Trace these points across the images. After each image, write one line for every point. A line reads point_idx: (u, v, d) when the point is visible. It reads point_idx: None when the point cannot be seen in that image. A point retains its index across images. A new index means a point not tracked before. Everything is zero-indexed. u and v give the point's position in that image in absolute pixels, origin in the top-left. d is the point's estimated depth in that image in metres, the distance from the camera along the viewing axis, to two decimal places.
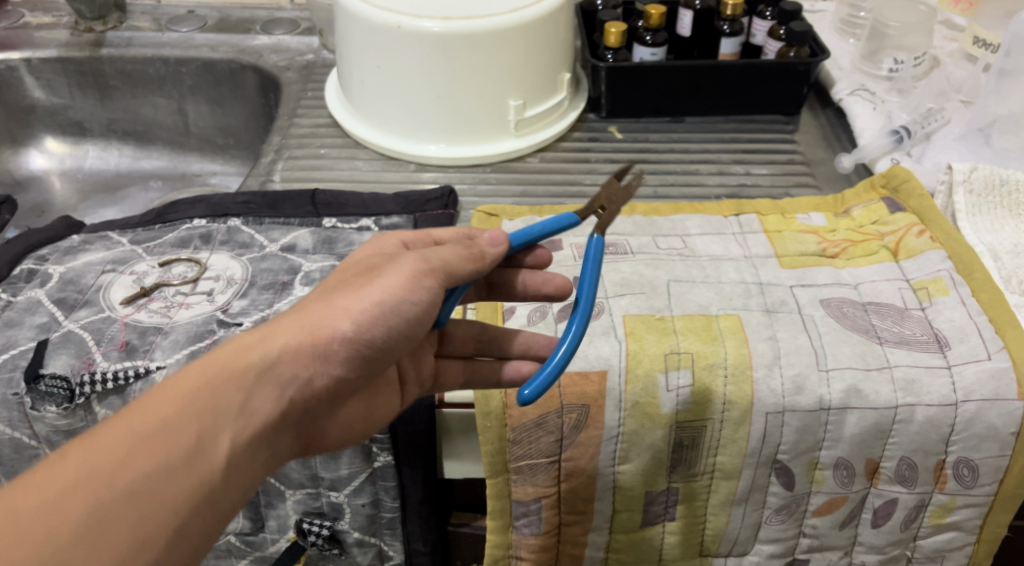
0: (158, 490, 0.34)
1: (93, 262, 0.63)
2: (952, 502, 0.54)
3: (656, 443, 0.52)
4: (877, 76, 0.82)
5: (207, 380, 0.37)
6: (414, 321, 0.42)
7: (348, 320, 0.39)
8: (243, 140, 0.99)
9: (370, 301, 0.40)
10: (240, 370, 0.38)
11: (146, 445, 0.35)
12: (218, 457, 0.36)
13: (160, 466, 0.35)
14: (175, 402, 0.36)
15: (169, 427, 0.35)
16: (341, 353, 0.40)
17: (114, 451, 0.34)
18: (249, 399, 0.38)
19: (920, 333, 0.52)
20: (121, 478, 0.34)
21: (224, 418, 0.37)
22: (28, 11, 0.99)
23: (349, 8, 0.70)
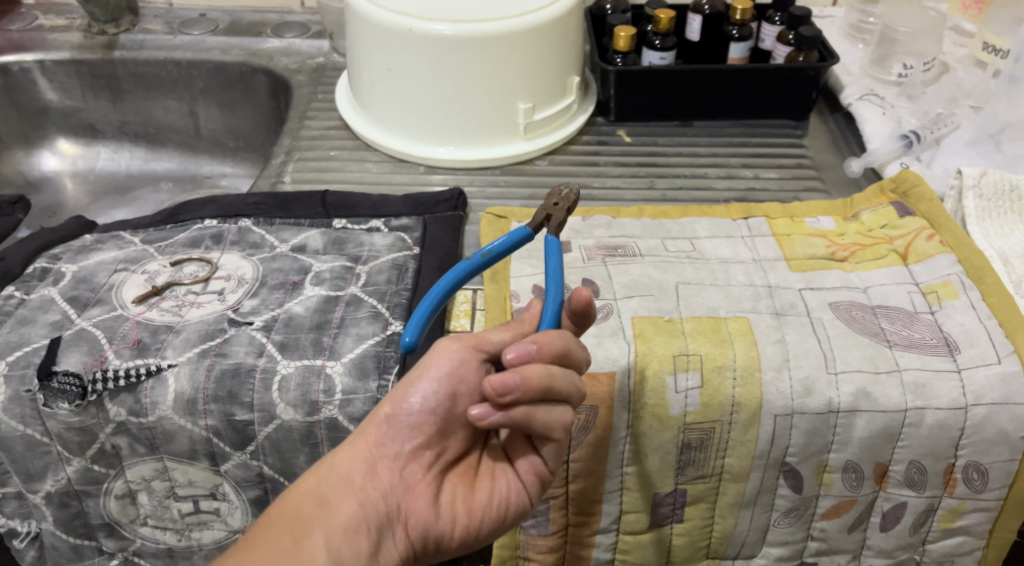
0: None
1: (106, 261, 0.64)
2: (962, 506, 0.54)
3: (665, 444, 0.53)
4: (886, 81, 0.83)
5: (294, 497, 0.41)
6: (451, 377, 0.41)
7: (386, 404, 0.42)
8: (254, 142, 1.00)
9: (399, 384, 0.43)
10: (317, 484, 0.42)
11: (251, 553, 0.39)
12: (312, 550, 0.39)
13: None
14: (272, 519, 0.41)
15: (270, 534, 0.40)
16: (391, 436, 0.42)
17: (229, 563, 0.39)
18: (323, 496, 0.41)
19: (930, 337, 0.52)
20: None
21: (309, 517, 0.40)
22: (42, 14, 1.01)
23: (360, 11, 0.71)
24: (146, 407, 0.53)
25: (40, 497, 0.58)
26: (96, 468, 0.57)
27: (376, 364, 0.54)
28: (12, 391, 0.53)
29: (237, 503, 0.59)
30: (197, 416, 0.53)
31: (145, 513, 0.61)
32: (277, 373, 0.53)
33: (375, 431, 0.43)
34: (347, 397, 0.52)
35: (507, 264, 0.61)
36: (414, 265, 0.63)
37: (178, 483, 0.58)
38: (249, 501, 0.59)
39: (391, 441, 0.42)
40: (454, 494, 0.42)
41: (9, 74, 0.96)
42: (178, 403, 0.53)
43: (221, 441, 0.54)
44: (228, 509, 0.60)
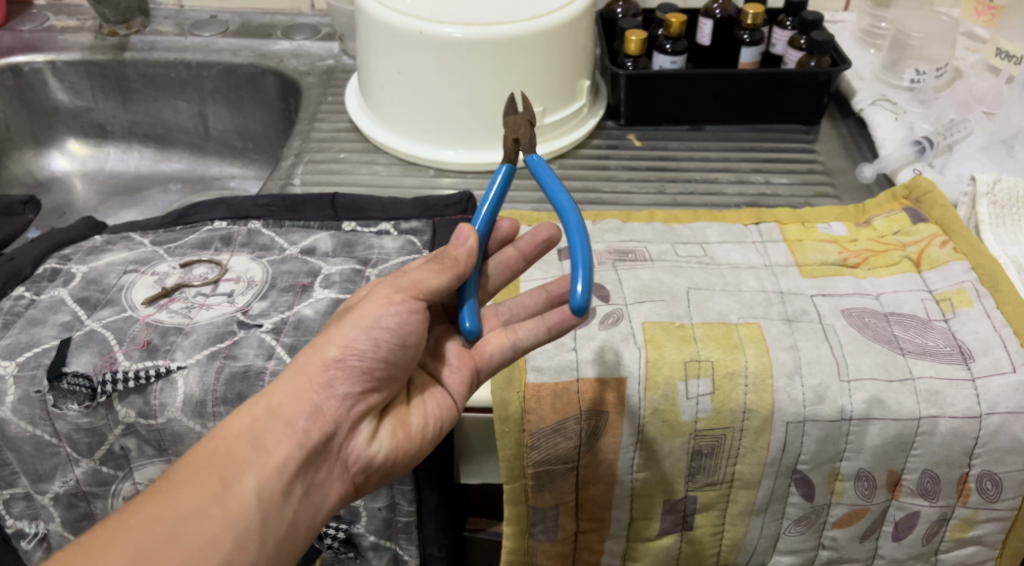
0: (194, 528, 0.40)
1: (116, 263, 0.64)
2: (975, 516, 0.53)
3: (675, 450, 0.52)
4: (898, 86, 0.82)
5: (225, 432, 0.43)
6: (400, 330, 0.46)
7: (332, 348, 0.44)
8: (263, 144, 1.00)
9: (349, 331, 0.45)
10: (249, 421, 0.43)
11: (181, 494, 0.41)
12: (245, 494, 0.41)
13: (194, 510, 0.40)
14: (201, 456, 0.42)
15: (197, 474, 0.41)
16: (335, 378, 0.44)
17: (157, 504, 0.40)
18: (258, 438, 0.43)
19: (944, 345, 0.52)
20: (161, 523, 0.40)
21: (242, 459, 0.42)
22: (53, 15, 1.01)
23: (371, 14, 0.71)
24: (155, 409, 0.53)
25: (48, 498, 0.58)
26: (105, 469, 0.57)
27: None
28: (22, 391, 0.53)
29: None
30: (206, 418, 0.53)
31: None
32: None
33: (318, 371, 0.44)
34: None
35: None
36: None
37: None
38: None
39: (336, 384, 0.44)
40: (390, 429, 0.47)
41: (20, 74, 0.96)
42: (187, 405, 0.53)
43: None
44: None
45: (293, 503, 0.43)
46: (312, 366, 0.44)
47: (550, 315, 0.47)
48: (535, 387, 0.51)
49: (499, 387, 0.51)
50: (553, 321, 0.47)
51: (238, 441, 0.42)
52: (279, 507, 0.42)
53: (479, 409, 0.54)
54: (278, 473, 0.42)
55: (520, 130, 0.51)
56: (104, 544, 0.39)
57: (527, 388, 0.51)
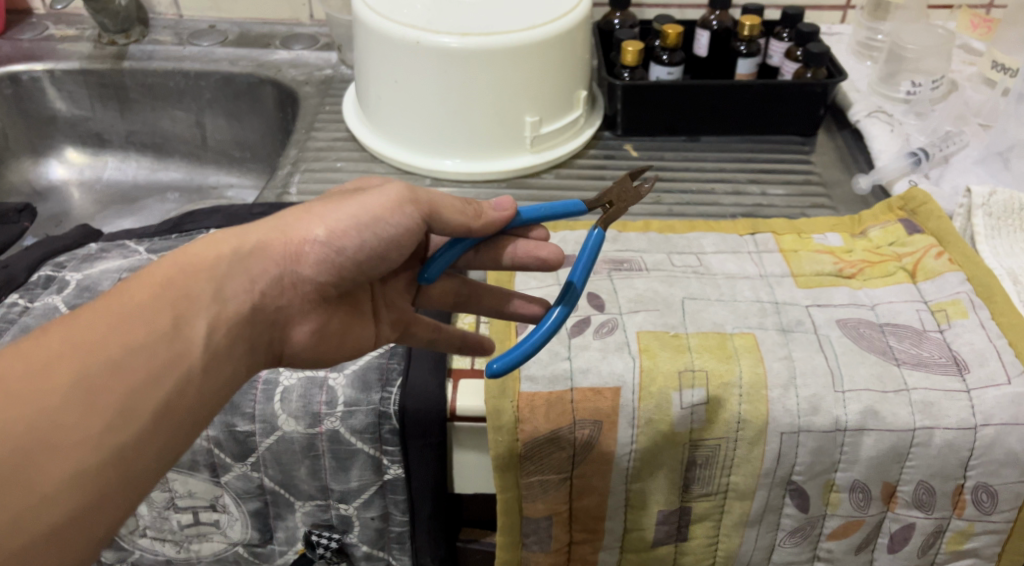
0: (143, 364, 0.35)
1: (110, 270, 0.64)
2: (970, 528, 0.53)
3: (669, 460, 0.52)
4: (895, 98, 0.82)
5: (185, 267, 0.38)
6: (390, 241, 0.42)
7: (318, 226, 0.41)
8: (261, 153, 1.00)
9: (342, 213, 0.41)
10: (216, 261, 0.39)
11: (130, 321, 0.35)
12: (197, 339, 0.37)
13: (145, 342, 0.35)
14: (155, 284, 0.37)
15: (148, 305, 0.36)
16: (311, 258, 0.41)
17: (98, 323, 0.35)
18: (222, 287, 0.39)
19: (939, 356, 0.51)
20: (107, 350, 0.34)
21: (201, 302, 0.38)
22: (52, 24, 1.01)
23: (368, 23, 0.71)
24: None
25: None
26: None
27: (379, 377, 0.53)
28: None
29: (237, 515, 0.58)
30: None
31: (145, 525, 0.59)
32: (279, 385, 0.53)
33: (297, 241, 0.41)
34: (349, 409, 0.52)
35: (512, 279, 0.60)
36: None
37: (177, 494, 0.57)
38: (249, 513, 0.58)
39: (310, 264, 0.41)
40: (335, 324, 0.45)
41: (18, 83, 0.96)
42: None
43: (221, 452, 0.54)
44: (228, 521, 0.59)
45: (237, 364, 0.39)
46: (291, 234, 0.41)
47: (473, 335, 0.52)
48: (529, 396, 0.51)
49: (492, 396, 0.51)
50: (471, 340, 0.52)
51: (199, 281, 0.38)
52: (224, 362, 0.38)
53: (472, 418, 0.52)
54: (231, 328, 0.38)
55: (621, 202, 0.50)
56: (39, 356, 0.33)
57: (521, 397, 0.51)
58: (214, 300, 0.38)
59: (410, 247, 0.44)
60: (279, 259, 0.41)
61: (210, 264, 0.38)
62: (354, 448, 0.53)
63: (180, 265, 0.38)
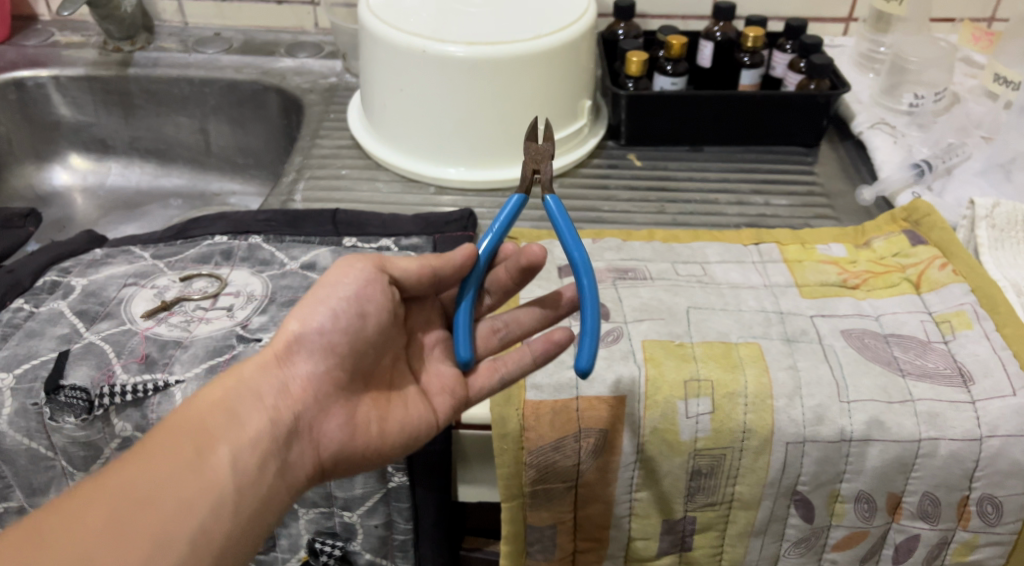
0: (171, 494, 0.37)
1: (115, 276, 0.64)
2: (975, 540, 0.53)
3: (674, 470, 0.52)
4: (897, 111, 0.83)
5: (197, 404, 0.42)
6: (359, 300, 0.46)
7: (295, 321, 0.45)
8: (264, 160, 1.01)
9: (319, 311, 0.45)
10: (220, 392, 0.42)
11: (153, 460, 0.38)
12: (220, 462, 0.40)
13: (171, 474, 0.38)
14: (172, 424, 0.40)
15: (166, 443, 0.39)
16: (304, 353, 0.45)
17: (123, 468, 0.37)
18: (232, 410, 0.42)
19: (943, 367, 0.52)
20: (137, 488, 0.37)
21: (218, 430, 0.41)
22: (58, 31, 1.02)
23: (374, 32, 0.72)
24: (152, 423, 0.53)
25: None
26: None
27: None
28: (18, 404, 0.53)
29: None
30: None
31: None
32: None
33: (283, 343, 0.45)
34: None
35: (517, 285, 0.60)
36: None
37: None
38: None
39: (303, 359, 0.45)
40: (366, 416, 0.46)
41: (23, 89, 0.97)
42: None
43: None
44: None
45: (268, 479, 0.41)
46: (278, 344, 0.45)
47: (535, 344, 0.48)
48: (534, 405, 0.51)
49: (497, 404, 0.51)
50: (538, 350, 0.48)
51: (210, 410, 0.41)
52: (253, 480, 0.40)
53: (477, 426, 0.53)
54: (252, 443, 0.41)
55: (542, 161, 0.53)
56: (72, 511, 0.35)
57: (526, 405, 0.51)
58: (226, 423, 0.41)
59: (387, 300, 0.47)
60: (275, 367, 0.44)
61: (215, 393, 0.42)
62: None
63: (191, 404, 0.42)
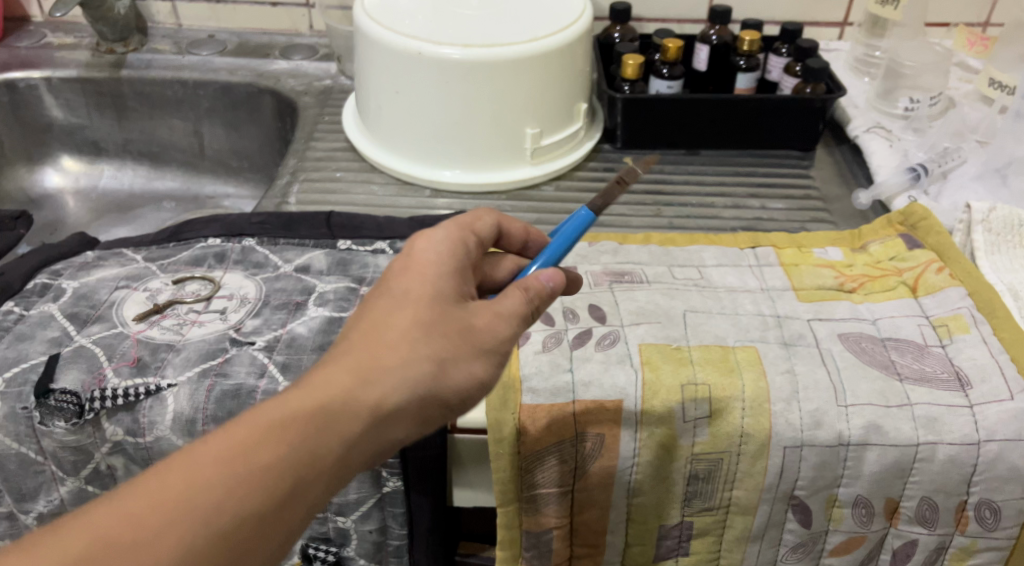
0: (246, 542, 0.33)
1: (107, 278, 0.63)
2: (973, 545, 0.52)
3: (671, 475, 0.52)
4: (892, 115, 0.83)
5: (310, 429, 0.34)
6: (491, 385, 0.39)
7: (451, 383, 0.37)
8: (259, 163, 1.00)
9: (468, 366, 0.37)
10: (345, 418, 0.35)
11: (245, 490, 0.33)
12: (305, 509, 0.34)
13: (256, 513, 0.33)
14: (275, 444, 0.33)
15: (266, 475, 0.33)
16: (434, 415, 0.37)
17: (207, 485, 0.32)
18: (348, 450, 0.35)
19: (941, 371, 0.51)
20: (213, 525, 0.32)
21: (320, 471, 0.34)
22: (50, 32, 1.01)
23: (370, 34, 0.71)
24: (143, 427, 0.52)
25: (32, 518, 0.57)
26: (90, 488, 0.56)
27: None
28: (8, 408, 0.52)
29: None
30: (196, 437, 0.52)
31: None
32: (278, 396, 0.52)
33: (426, 398, 0.36)
34: None
35: None
36: None
37: None
38: None
39: (427, 420, 0.38)
40: None
41: (15, 90, 0.96)
42: (176, 423, 0.52)
43: None
44: None
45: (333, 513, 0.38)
46: (415, 385, 0.36)
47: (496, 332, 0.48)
48: (530, 409, 0.50)
49: (493, 408, 0.50)
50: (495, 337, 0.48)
51: (329, 442, 0.34)
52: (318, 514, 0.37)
53: (472, 430, 0.52)
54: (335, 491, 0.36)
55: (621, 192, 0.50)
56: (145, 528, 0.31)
57: (522, 410, 0.50)
58: (335, 465, 0.35)
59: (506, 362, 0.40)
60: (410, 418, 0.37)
61: (342, 420, 0.35)
62: None
63: (310, 420, 0.34)
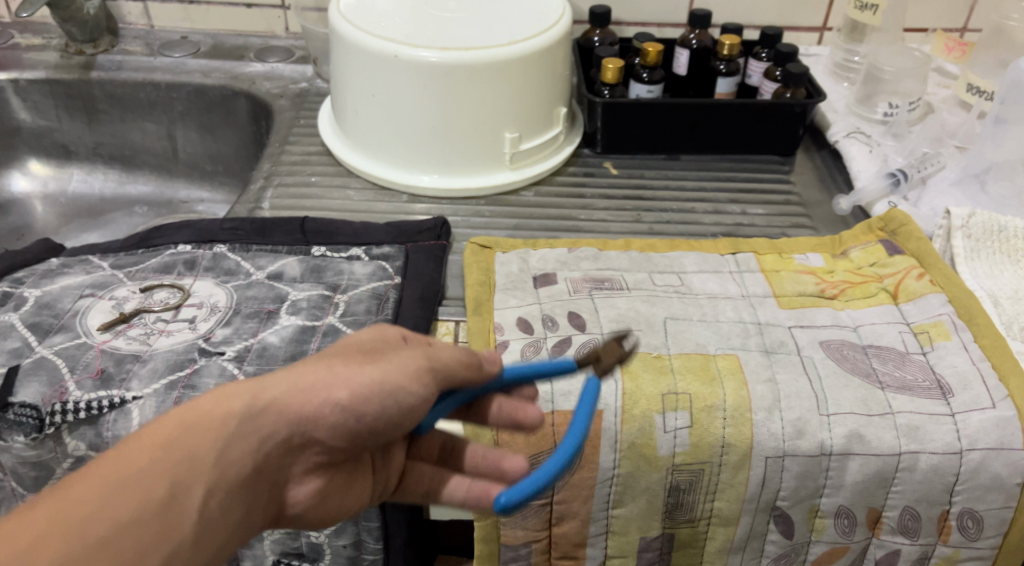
0: (120, 548, 0.30)
1: (71, 287, 0.61)
2: (955, 555, 0.52)
3: (652, 486, 0.51)
4: (872, 119, 0.83)
5: (192, 424, 0.33)
6: (412, 412, 0.36)
7: (342, 389, 0.35)
8: (233, 167, 0.98)
9: (364, 373, 0.35)
10: (224, 415, 0.34)
11: (121, 495, 0.31)
12: (190, 515, 0.32)
13: (128, 519, 0.31)
14: (155, 443, 0.33)
15: (141, 472, 0.32)
16: (336, 424, 0.35)
17: (84, 489, 0.31)
18: (229, 455, 0.33)
19: (923, 379, 0.51)
20: (82, 528, 0.30)
21: (202, 472, 0.33)
22: (18, 33, 0.98)
23: (345, 35, 0.70)
24: (106, 441, 0.50)
25: None
26: None
27: None
28: None
29: None
30: None
31: None
32: None
33: (312, 401, 0.35)
34: None
35: (491, 298, 0.58)
36: (395, 294, 0.61)
37: None
38: None
39: (323, 424, 0.35)
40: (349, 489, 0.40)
41: None
42: None
43: None
44: None
45: (236, 527, 0.34)
46: (298, 390, 0.35)
47: (473, 485, 0.41)
48: None
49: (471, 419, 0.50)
50: (471, 497, 0.41)
51: (201, 440, 0.33)
52: (219, 540, 0.34)
53: None
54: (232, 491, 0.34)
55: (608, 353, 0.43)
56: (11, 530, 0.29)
57: None
58: (214, 467, 0.33)
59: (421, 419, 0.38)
60: (299, 419, 0.35)
61: (216, 418, 0.34)
62: None
63: (187, 419, 0.34)
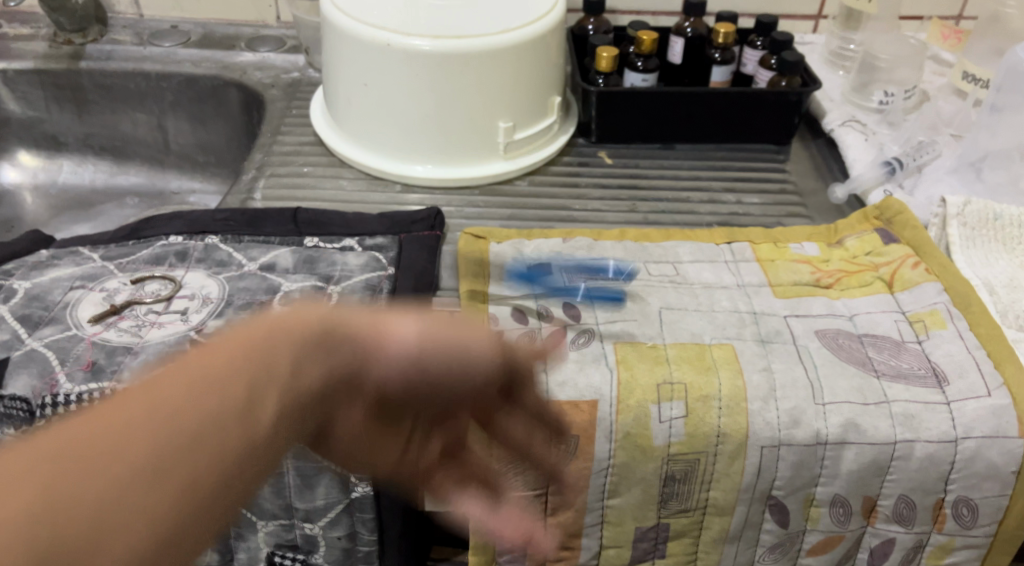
0: (198, 452, 0.26)
1: (61, 279, 0.61)
2: (950, 543, 0.52)
3: (648, 476, 0.50)
4: (867, 108, 0.82)
5: (253, 344, 0.31)
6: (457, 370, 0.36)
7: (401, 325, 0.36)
8: (225, 158, 0.97)
9: (403, 324, 0.36)
10: (288, 337, 0.32)
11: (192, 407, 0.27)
12: (263, 431, 0.29)
13: (205, 424, 0.27)
14: (221, 360, 0.29)
15: (208, 384, 0.28)
16: (394, 362, 0.35)
17: (143, 404, 0.26)
18: (302, 375, 0.31)
19: (918, 368, 0.51)
20: (160, 423, 0.26)
21: (275, 382, 0.30)
22: (5, 22, 0.97)
23: (337, 23, 0.69)
24: None
25: None
26: None
27: None
28: None
29: None
30: None
31: None
32: None
33: (373, 327, 0.35)
34: None
35: (485, 289, 0.58)
36: (388, 286, 0.60)
37: None
38: None
39: (382, 352, 0.35)
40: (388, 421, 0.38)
41: None
42: None
43: None
44: None
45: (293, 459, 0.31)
46: (357, 323, 0.34)
47: None
48: None
49: None
50: None
51: (272, 355, 0.30)
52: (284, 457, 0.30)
53: None
54: (261, 450, 0.29)
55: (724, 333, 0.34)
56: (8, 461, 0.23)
57: None
58: (290, 380, 0.31)
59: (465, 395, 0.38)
60: (361, 345, 0.34)
61: (282, 337, 0.31)
62: (320, 465, 0.51)
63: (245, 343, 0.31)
